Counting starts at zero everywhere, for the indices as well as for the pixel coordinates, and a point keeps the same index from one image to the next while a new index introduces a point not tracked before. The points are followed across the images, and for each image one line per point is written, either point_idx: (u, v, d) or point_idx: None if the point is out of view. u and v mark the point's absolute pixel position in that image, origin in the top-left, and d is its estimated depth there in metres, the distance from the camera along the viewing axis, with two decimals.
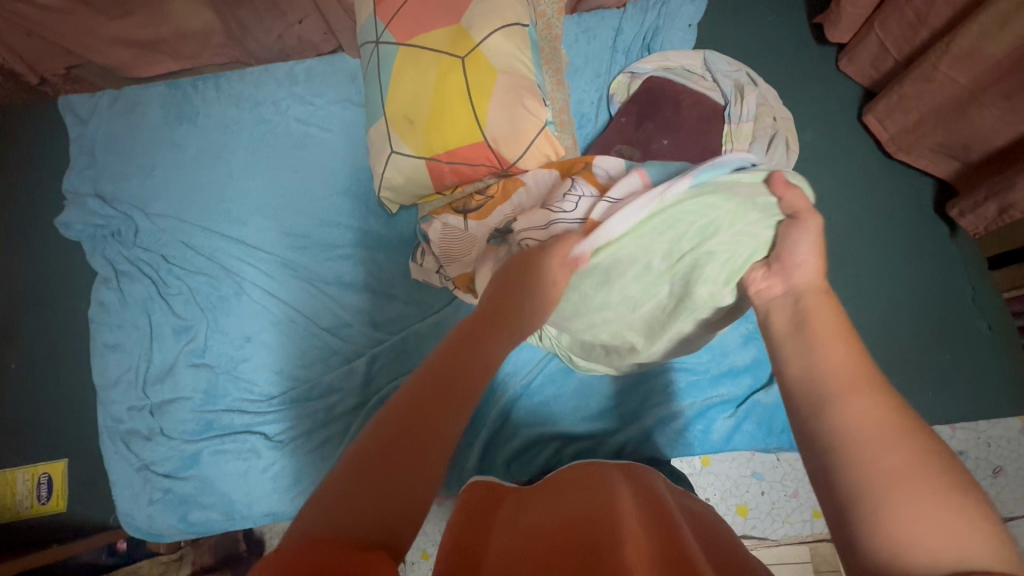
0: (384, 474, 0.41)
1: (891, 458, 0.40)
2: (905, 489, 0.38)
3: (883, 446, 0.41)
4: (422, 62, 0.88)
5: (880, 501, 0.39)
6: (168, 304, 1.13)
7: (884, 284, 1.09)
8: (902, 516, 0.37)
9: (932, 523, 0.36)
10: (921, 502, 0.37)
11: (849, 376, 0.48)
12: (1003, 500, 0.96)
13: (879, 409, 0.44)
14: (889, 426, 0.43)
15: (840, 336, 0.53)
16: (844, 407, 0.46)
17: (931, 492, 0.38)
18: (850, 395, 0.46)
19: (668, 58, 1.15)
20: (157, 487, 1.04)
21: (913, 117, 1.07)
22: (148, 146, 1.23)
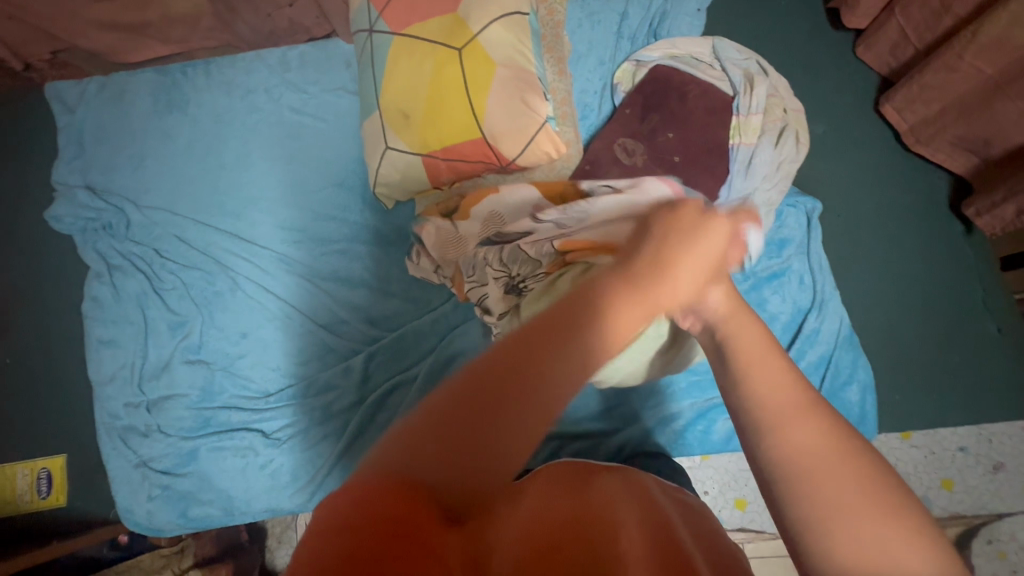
0: (471, 425, 0.38)
1: (836, 484, 0.39)
2: (850, 515, 0.37)
3: (822, 471, 0.40)
4: (417, 53, 0.84)
5: (828, 528, 0.37)
6: (162, 299, 1.11)
7: (892, 282, 1.07)
8: (858, 545, 0.36)
9: (882, 549, 0.35)
10: (865, 522, 0.37)
11: (788, 400, 0.45)
12: (1003, 496, 0.95)
13: (821, 429, 0.42)
14: (832, 448, 0.41)
15: (765, 353, 0.50)
16: (781, 439, 0.43)
17: (875, 511, 0.37)
18: (790, 421, 0.43)
19: (676, 45, 1.10)
20: (155, 484, 1.03)
21: (935, 108, 1.03)
22: (137, 135, 1.20)
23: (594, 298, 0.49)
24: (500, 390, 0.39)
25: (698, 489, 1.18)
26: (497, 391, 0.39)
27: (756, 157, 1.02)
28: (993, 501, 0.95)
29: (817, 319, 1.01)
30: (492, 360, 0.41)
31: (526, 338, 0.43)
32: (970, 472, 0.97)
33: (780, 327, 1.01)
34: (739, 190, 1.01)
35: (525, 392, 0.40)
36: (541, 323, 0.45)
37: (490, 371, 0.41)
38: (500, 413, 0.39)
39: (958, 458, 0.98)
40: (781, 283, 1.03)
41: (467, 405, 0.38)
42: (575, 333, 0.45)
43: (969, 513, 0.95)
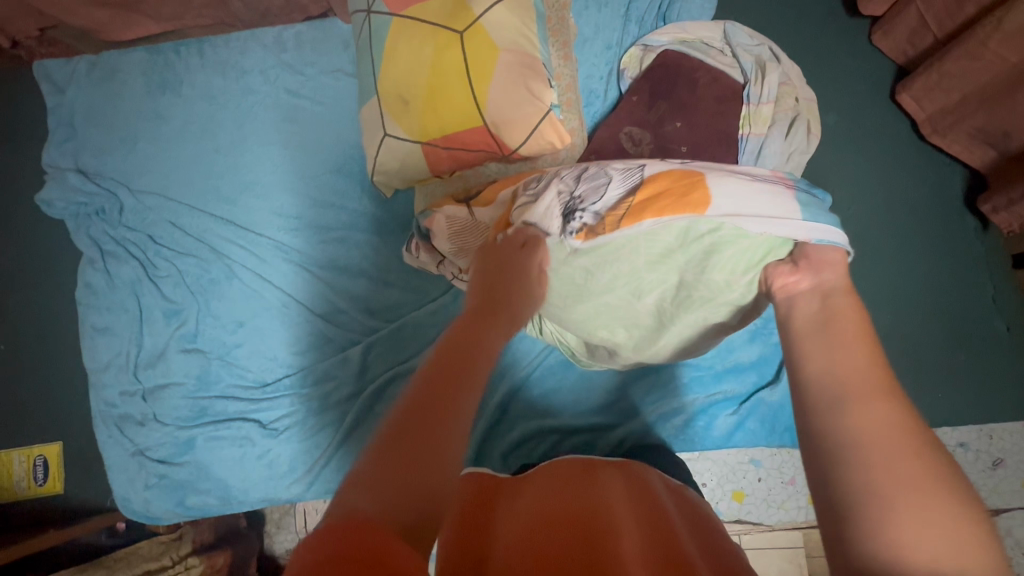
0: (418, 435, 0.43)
1: (896, 466, 0.42)
2: (903, 492, 0.41)
3: (886, 452, 0.43)
4: (416, 37, 0.81)
5: (877, 496, 0.41)
6: (156, 286, 1.09)
7: (901, 278, 1.05)
8: (902, 516, 0.39)
9: (923, 525, 0.38)
10: (914, 503, 0.40)
11: (866, 386, 0.50)
12: (1001, 492, 0.95)
13: (892, 422, 0.46)
14: (897, 429, 0.45)
15: (860, 346, 0.54)
16: (848, 413, 0.48)
17: (925, 495, 0.40)
18: (859, 400, 0.48)
19: (686, 29, 1.05)
20: (152, 473, 1.03)
21: (955, 98, 1.00)
22: (129, 117, 1.16)
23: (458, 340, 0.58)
24: (433, 404, 0.46)
25: (697, 480, 1.18)
26: (432, 405, 0.46)
27: (766, 148, 1.00)
28: (992, 496, 0.95)
29: None
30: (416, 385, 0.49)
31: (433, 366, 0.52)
32: (970, 468, 0.96)
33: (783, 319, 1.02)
34: None
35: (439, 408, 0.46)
36: (445, 354, 0.55)
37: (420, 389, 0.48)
38: (438, 416, 0.45)
39: (958, 454, 0.97)
40: None
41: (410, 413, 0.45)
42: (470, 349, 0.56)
43: None
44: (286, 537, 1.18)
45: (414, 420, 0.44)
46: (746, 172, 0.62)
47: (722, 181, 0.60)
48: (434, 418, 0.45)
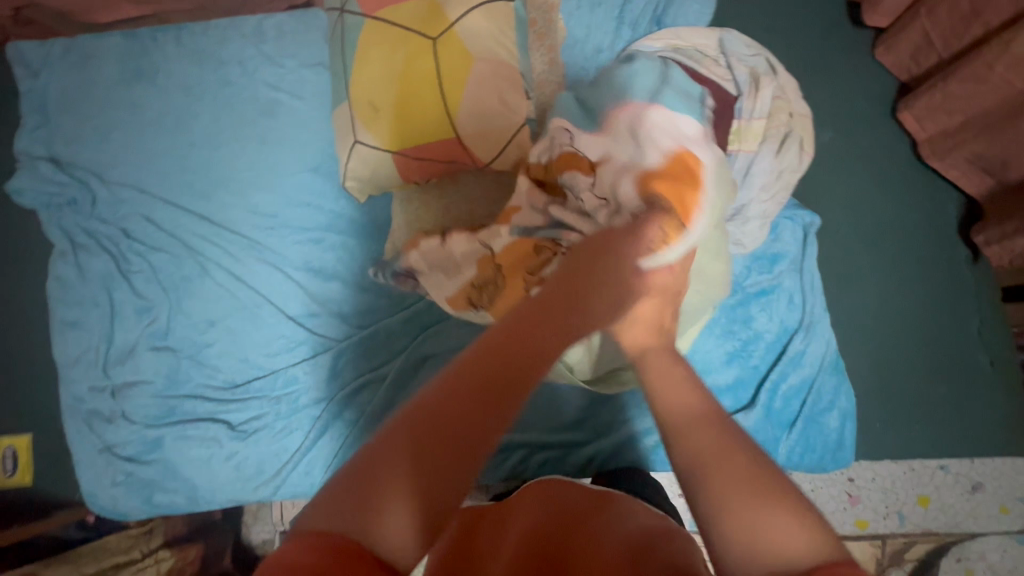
0: (445, 452, 0.39)
1: (725, 472, 0.40)
2: (742, 500, 0.38)
3: (717, 462, 0.41)
4: (388, 42, 0.78)
5: (721, 512, 0.38)
6: (128, 282, 1.08)
7: (888, 305, 1.01)
8: (749, 524, 0.37)
9: (769, 526, 0.36)
10: (750, 505, 0.37)
11: (698, 410, 0.46)
12: (978, 516, 0.94)
13: (723, 435, 0.43)
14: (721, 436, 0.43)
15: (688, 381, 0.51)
16: (682, 444, 0.44)
17: (762, 497, 0.37)
18: (694, 426, 0.45)
19: (680, 36, 1.03)
20: (119, 470, 1.03)
21: (957, 120, 0.96)
22: (103, 105, 1.13)
23: (535, 324, 0.48)
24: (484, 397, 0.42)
25: (671, 491, 1.16)
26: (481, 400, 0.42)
27: (755, 165, 0.96)
28: (968, 520, 0.94)
29: (803, 341, 0.96)
30: (483, 364, 0.44)
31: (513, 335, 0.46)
32: (948, 491, 0.95)
33: (763, 347, 0.97)
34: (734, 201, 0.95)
35: (488, 430, 0.41)
36: (529, 325, 0.48)
37: (485, 366, 0.43)
38: (476, 426, 0.41)
39: (938, 477, 0.96)
40: (769, 301, 0.98)
41: (457, 408, 0.41)
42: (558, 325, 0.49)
43: (942, 531, 0.95)
44: (263, 527, 1.11)
45: (456, 425, 0.40)
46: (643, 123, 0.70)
47: (666, 119, 0.69)
48: (477, 421, 0.41)
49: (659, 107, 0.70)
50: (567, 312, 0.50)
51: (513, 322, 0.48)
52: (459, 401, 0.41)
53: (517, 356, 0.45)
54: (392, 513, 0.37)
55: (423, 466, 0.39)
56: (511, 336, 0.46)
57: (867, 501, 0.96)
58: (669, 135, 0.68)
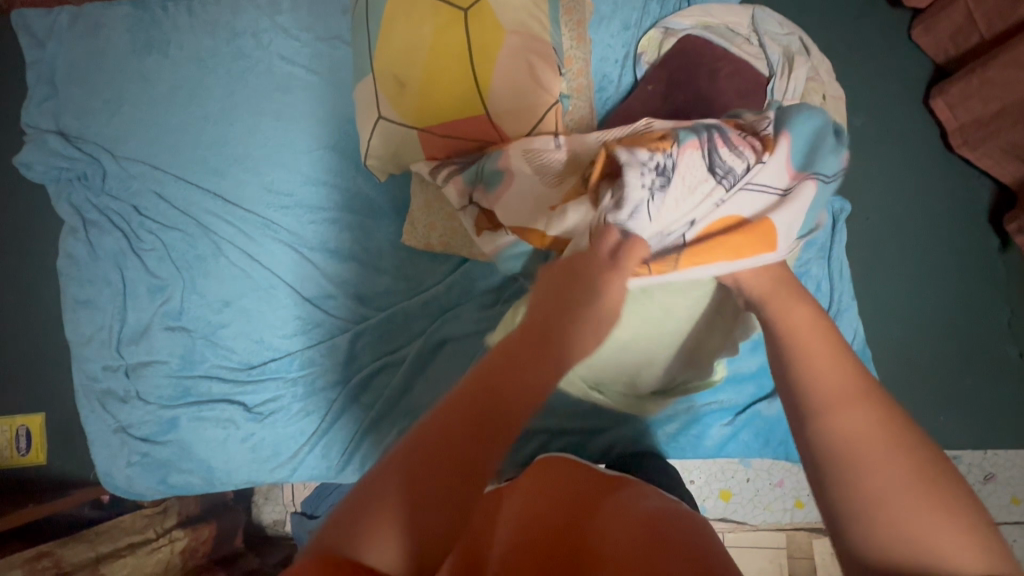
0: (440, 470, 0.38)
1: (882, 472, 0.38)
2: (904, 497, 0.36)
3: (867, 456, 0.39)
4: (416, 12, 0.75)
5: (878, 516, 0.36)
6: (140, 260, 1.05)
7: (914, 294, 1.00)
8: (907, 532, 0.35)
9: (935, 534, 0.34)
10: (903, 506, 0.36)
11: (843, 391, 0.43)
12: (989, 507, 0.93)
13: (872, 422, 0.41)
14: (880, 430, 0.40)
15: (817, 351, 0.48)
16: (827, 426, 0.42)
17: (930, 500, 0.36)
18: (835, 409, 0.42)
19: (711, 13, 1.00)
20: (134, 450, 1.01)
21: (993, 108, 0.92)
22: (113, 77, 1.10)
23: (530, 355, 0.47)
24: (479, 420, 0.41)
25: (685, 476, 1.16)
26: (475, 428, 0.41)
27: None
28: None
29: None
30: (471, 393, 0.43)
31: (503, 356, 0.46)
32: None
33: None
34: None
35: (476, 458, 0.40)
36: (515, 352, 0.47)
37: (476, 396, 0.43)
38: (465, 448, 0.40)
39: None
40: None
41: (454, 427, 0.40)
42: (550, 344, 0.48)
43: None
44: (274, 508, 1.20)
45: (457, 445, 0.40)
46: (757, 188, 0.60)
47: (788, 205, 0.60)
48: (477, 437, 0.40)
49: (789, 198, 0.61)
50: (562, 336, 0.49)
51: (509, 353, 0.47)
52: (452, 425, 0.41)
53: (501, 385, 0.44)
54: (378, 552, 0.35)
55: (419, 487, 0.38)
56: (498, 367, 0.45)
57: None
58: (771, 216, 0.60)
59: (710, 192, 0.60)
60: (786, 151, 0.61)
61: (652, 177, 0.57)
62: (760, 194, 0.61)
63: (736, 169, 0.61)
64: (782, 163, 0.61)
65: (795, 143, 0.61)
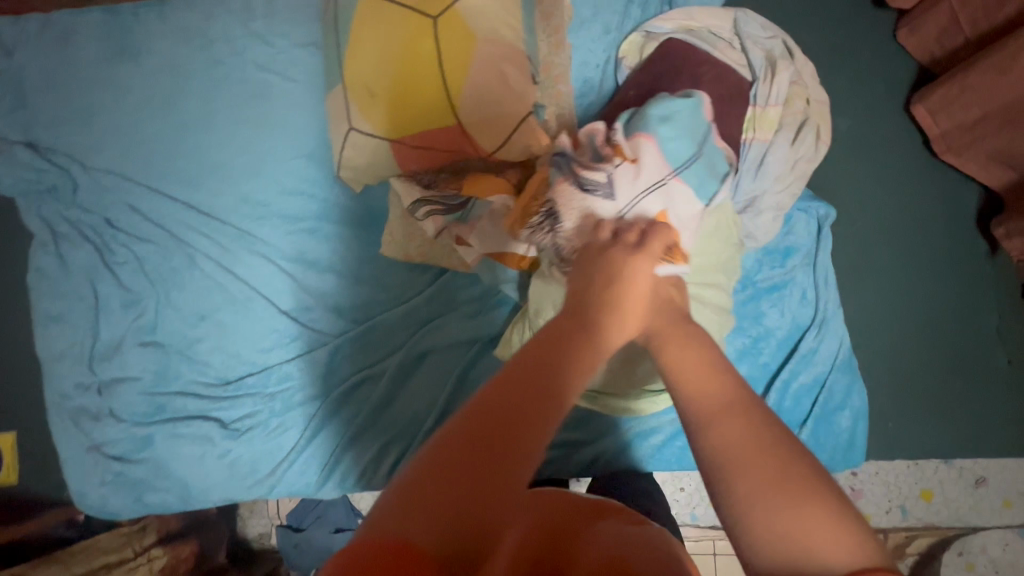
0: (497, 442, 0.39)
1: (749, 475, 0.37)
2: (774, 498, 0.35)
3: (740, 460, 0.38)
4: (384, 20, 0.72)
5: (752, 523, 0.35)
6: (113, 274, 1.03)
7: (903, 301, 0.98)
8: (778, 537, 0.34)
9: (809, 538, 0.33)
10: (774, 508, 0.35)
11: (722, 399, 0.43)
12: (980, 509, 0.94)
13: (749, 425, 0.40)
14: (752, 433, 0.39)
15: (703, 363, 0.47)
16: (707, 435, 0.41)
17: (793, 496, 0.35)
18: (717, 418, 0.41)
19: (692, 17, 0.98)
20: (108, 469, 0.99)
21: (974, 114, 0.91)
22: (83, 86, 1.07)
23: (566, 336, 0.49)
24: (530, 387, 0.43)
25: (675, 484, 1.14)
26: (528, 393, 0.42)
27: (769, 155, 0.92)
28: (970, 513, 0.94)
29: (815, 338, 0.93)
30: (522, 364, 0.45)
31: (543, 340, 0.48)
32: (952, 486, 0.94)
33: (774, 344, 0.93)
34: (745, 193, 0.92)
35: (529, 426, 0.41)
36: (552, 332, 0.49)
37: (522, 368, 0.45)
38: (522, 410, 0.41)
39: (943, 472, 0.95)
40: (781, 296, 0.94)
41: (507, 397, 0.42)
42: (585, 325, 0.50)
43: (944, 525, 0.94)
44: (259, 521, 1.18)
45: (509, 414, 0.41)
46: (658, 179, 0.64)
47: (680, 189, 0.65)
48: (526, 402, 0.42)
49: (678, 181, 0.64)
50: (590, 333, 0.50)
51: (549, 333, 0.49)
52: (504, 395, 0.42)
53: (547, 359, 0.46)
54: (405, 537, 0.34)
55: (477, 458, 0.38)
56: (541, 345, 0.48)
57: (871, 496, 0.95)
58: (681, 204, 0.65)
59: (638, 208, 0.62)
60: (651, 146, 0.64)
61: (544, 222, 0.64)
62: (660, 186, 0.63)
63: (621, 187, 0.63)
64: (655, 153, 0.64)
65: (654, 134, 0.65)
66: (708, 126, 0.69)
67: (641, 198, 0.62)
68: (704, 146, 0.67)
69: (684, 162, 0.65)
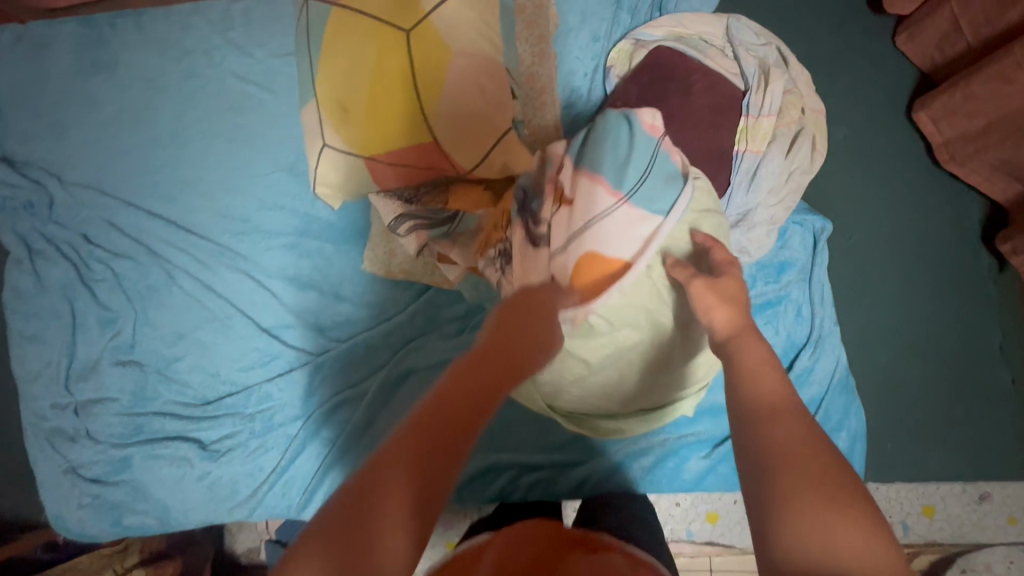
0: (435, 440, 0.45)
1: (800, 473, 0.40)
2: (817, 500, 0.38)
3: (793, 455, 0.41)
4: (355, 34, 0.69)
5: (795, 514, 0.38)
6: (90, 291, 1.01)
7: (904, 318, 0.95)
8: (815, 535, 0.36)
9: (843, 542, 0.36)
10: (830, 520, 0.37)
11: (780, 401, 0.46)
12: (985, 527, 0.86)
13: (802, 429, 0.43)
14: (813, 437, 0.42)
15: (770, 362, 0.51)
16: (767, 430, 0.44)
17: (834, 503, 0.38)
18: (774, 416, 0.45)
19: (682, 24, 0.95)
20: (85, 492, 0.96)
21: (978, 123, 0.88)
22: (58, 99, 1.05)
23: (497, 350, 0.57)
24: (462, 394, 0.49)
25: (670, 499, 1.10)
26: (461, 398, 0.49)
27: (762, 168, 0.89)
28: (975, 530, 0.86)
29: (811, 357, 0.89)
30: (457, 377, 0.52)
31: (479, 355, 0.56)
32: (955, 501, 0.87)
33: None
34: (737, 207, 0.89)
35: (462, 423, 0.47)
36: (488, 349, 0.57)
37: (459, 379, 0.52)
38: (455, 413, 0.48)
39: (944, 487, 0.88)
40: (776, 313, 0.90)
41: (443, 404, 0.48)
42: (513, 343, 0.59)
43: (948, 542, 0.86)
44: (249, 535, 1.11)
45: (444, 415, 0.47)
46: (598, 213, 0.65)
47: (621, 221, 0.65)
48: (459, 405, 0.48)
49: (620, 211, 0.65)
50: (517, 345, 0.60)
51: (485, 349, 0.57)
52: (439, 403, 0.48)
53: (480, 367, 0.54)
54: (382, 545, 0.38)
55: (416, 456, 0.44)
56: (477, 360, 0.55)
57: None
58: (617, 236, 0.65)
59: (572, 251, 0.66)
60: (588, 184, 0.66)
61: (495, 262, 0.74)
62: (599, 221, 0.65)
63: (558, 234, 0.68)
64: (593, 189, 0.66)
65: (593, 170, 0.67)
66: (656, 142, 0.69)
67: (573, 235, 0.66)
68: (649, 168, 0.67)
69: (628, 189, 0.66)
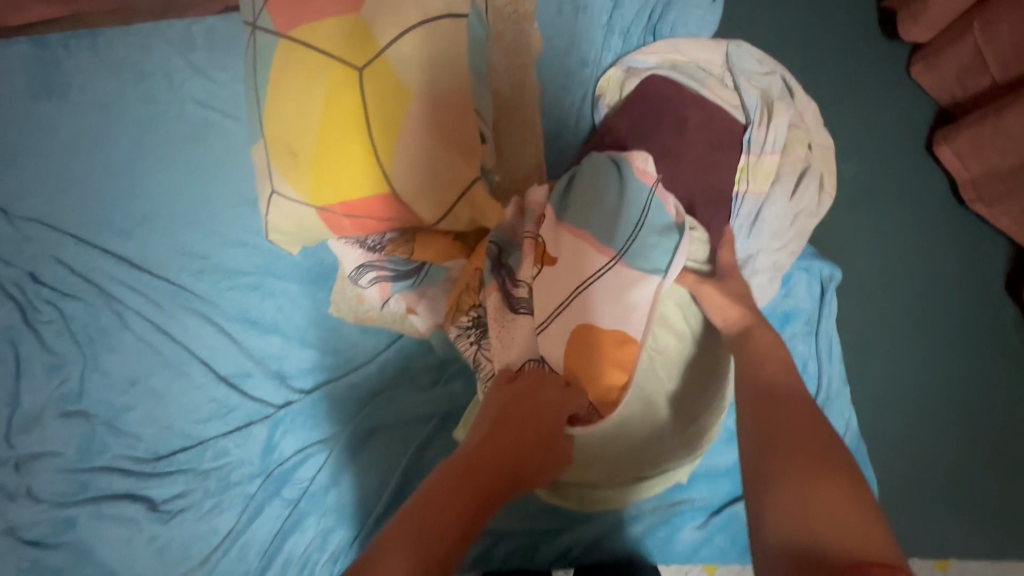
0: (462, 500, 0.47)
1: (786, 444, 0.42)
2: (797, 464, 0.40)
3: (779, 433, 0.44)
4: (303, 73, 0.61)
5: (775, 476, 0.40)
6: (36, 334, 0.93)
7: (926, 373, 0.86)
8: (795, 493, 0.38)
9: (819, 495, 0.37)
10: (804, 482, 0.39)
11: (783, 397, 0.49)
12: None
13: (803, 418, 0.45)
14: (806, 421, 0.44)
15: (781, 364, 0.54)
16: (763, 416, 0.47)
17: (816, 468, 0.39)
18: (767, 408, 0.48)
19: (677, 50, 0.87)
20: (22, 558, 0.86)
21: (1010, 163, 0.80)
22: (7, 125, 0.98)
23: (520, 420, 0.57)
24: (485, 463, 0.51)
25: None
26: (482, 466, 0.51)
27: (765, 211, 0.81)
28: None
29: None
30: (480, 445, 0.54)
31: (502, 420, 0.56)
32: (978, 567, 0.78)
33: None
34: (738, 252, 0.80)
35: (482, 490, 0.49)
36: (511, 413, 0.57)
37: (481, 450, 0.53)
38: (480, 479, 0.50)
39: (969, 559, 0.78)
40: None
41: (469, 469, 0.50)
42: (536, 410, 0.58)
43: None
44: None
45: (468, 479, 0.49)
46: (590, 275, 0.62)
47: (614, 282, 0.62)
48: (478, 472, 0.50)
49: (611, 271, 0.62)
50: (540, 419, 0.58)
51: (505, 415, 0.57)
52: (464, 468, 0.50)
53: (499, 438, 0.54)
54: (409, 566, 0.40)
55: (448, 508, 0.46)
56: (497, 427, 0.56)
57: None
58: (613, 305, 0.61)
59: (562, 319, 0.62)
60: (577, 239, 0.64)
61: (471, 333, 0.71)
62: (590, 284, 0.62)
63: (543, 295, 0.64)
64: (582, 246, 0.63)
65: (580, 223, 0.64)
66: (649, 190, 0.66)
67: (566, 303, 0.62)
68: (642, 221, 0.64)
69: (619, 246, 0.63)
